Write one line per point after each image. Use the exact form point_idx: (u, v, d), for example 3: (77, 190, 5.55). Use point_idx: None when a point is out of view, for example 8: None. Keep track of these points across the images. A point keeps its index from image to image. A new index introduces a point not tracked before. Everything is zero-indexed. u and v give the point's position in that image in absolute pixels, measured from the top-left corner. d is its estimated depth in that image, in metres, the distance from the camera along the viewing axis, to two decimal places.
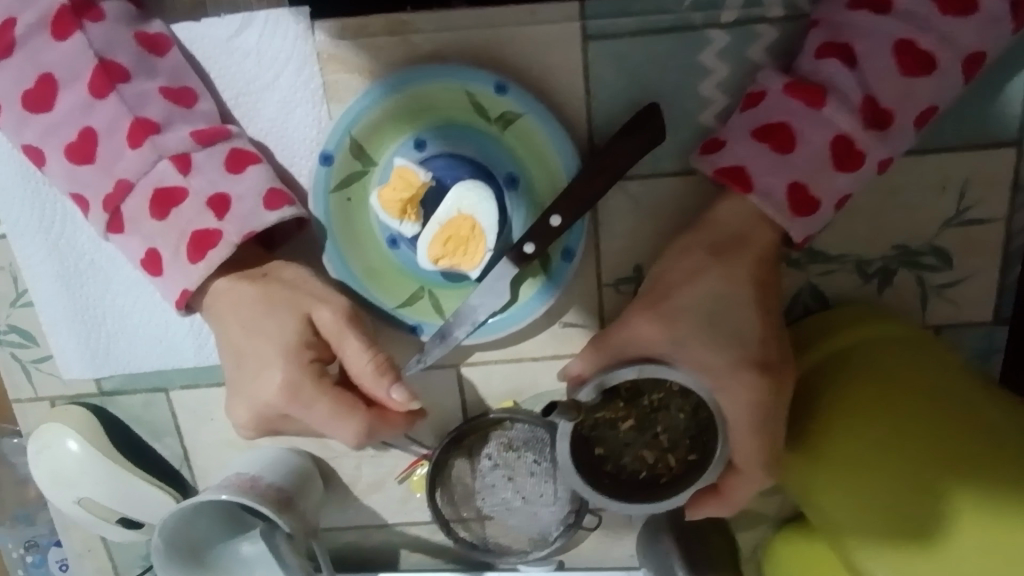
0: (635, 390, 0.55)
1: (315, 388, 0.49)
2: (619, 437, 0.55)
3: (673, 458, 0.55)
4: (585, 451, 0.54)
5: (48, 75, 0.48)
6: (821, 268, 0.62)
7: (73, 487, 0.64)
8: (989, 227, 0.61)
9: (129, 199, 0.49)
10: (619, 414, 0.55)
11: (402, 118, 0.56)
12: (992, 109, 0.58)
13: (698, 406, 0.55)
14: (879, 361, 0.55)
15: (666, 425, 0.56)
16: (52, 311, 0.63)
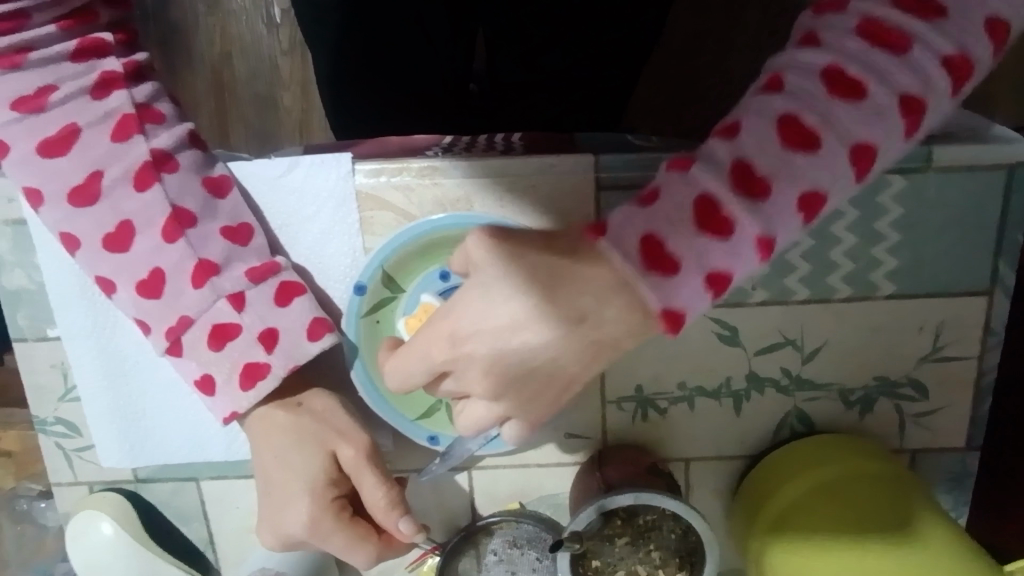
0: (632, 512, 0.60)
1: (334, 521, 0.56)
2: (614, 554, 0.60)
3: (663, 574, 0.59)
4: (580, 564, 0.59)
5: (127, 221, 0.54)
6: (808, 394, 0.67)
7: (107, 569, 0.69)
8: (962, 364, 0.66)
9: (189, 332, 0.54)
10: (615, 531, 0.60)
11: (429, 254, 0.62)
12: (968, 262, 0.63)
13: (688, 529, 0.60)
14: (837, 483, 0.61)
15: (658, 543, 0.60)
16: (96, 405, 0.68)
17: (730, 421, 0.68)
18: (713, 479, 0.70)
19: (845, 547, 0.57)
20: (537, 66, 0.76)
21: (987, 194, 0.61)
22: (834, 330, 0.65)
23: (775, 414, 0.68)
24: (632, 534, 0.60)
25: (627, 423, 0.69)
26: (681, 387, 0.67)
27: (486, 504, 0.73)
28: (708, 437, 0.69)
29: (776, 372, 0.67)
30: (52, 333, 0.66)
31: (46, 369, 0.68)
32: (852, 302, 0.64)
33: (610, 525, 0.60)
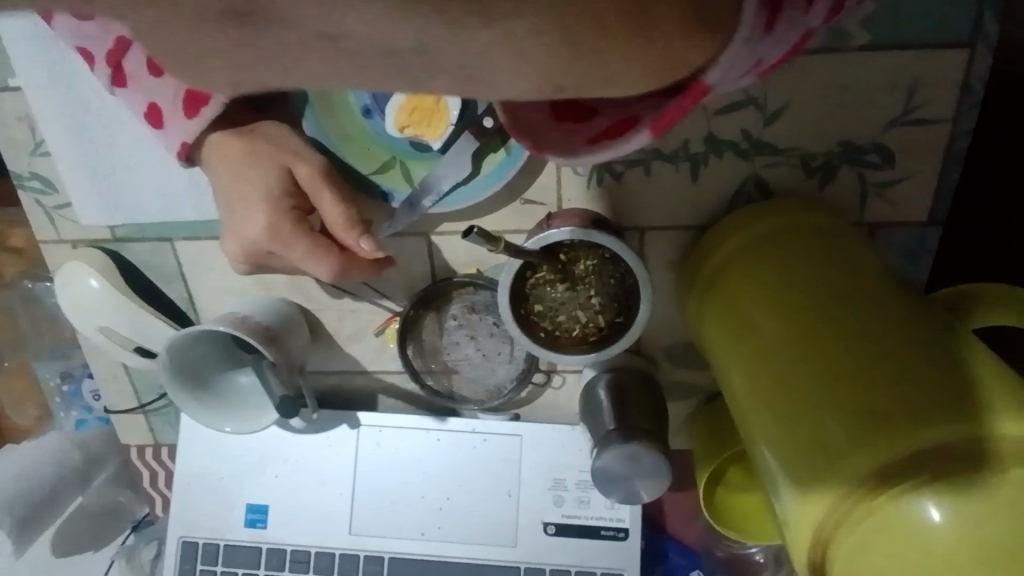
0: (572, 256, 0.62)
1: (293, 230, 0.62)
2: (556, 296, 0.62)
3: (602, 319, 0.62)
4: (523, 307, 0.62)
5: None
6: (766, 159, 0.66)
7: (96, 316, 0.74)
8: (932, 128, 0.63)
9: (129, 57, 0.59)
10: (556, 276, 0.62)
11: None
12: (954, 7, 0.58)
13: (621, 272, 0.62)
14: (778, 317, 0.53)
15: (598, 289, 0.62)
16: (69, 162, 0.70)
17: (685, 188, 0.68)
18: (665, 250, 0.71)
19: (767, 271, 0.58)
20: None
21: None
22: (800, 88, 0.62)
23: (731, 182, 0.67)
24: (566, 279, 0.62)
25: (583, 188, 0.68)
26: (637, 150, 0.66)
27: (446, 272, 0.75)
28: (663, 205, 0.69)
29: (735, 134, 0.65)
30: (14, 83, 0.67)
31: (15, 122, 0.69)
32: (821, 53, 0.61)
33: (551, 265, 0.61)
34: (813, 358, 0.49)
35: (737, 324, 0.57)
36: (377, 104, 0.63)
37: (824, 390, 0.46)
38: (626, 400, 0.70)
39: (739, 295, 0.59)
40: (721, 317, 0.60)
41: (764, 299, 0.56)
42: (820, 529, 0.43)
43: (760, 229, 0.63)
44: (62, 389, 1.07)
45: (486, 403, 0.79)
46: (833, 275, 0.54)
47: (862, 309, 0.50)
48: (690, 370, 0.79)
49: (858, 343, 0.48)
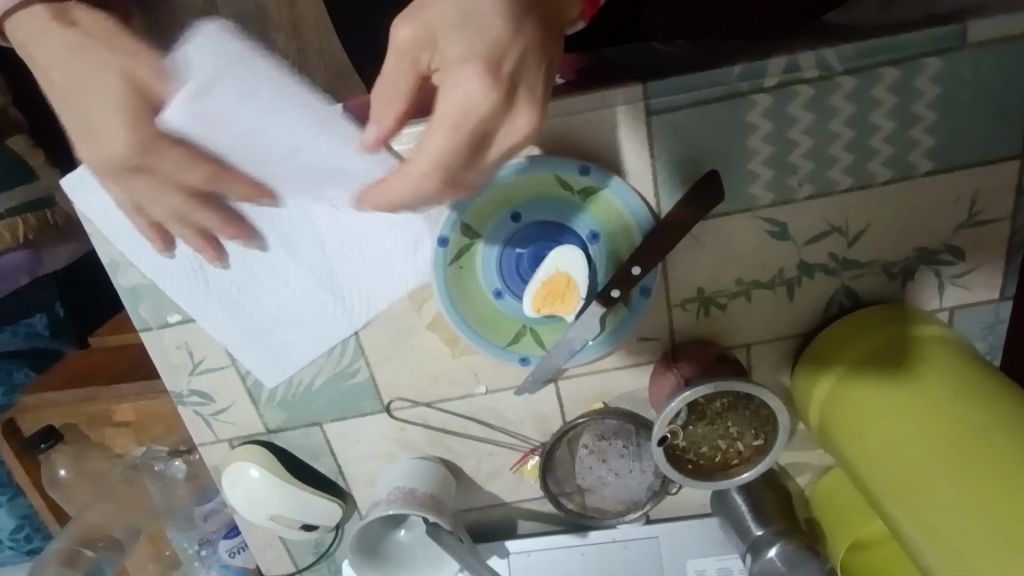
0: (709, 398, 0.69)
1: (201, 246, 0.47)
2: (700, 433, 0.70)
3: (742, 444, 0.70)
4: (670, 447, 0.69)
5: None
6: (853, 273, 0.74)
7: (265, 506, 0.80)
8: (995, 226, 0.72)
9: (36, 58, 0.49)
10: (697, 416, 0.70)
11: (500, 201, 0.67)
12: (1001, 131, 0.67)
13: (750, 402, 0.70)
14: (902, 447, 0.64)
15: (735, 420, 0.70)
16: (233, 365, 0.77)
17: (785, 306, 0.76)
18: (771, 357, 0.79)
19: (882, 388, 0.68)
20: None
21: (1017, 64, 0.63)
22: (876, 214, 0.71)
23: (823, 296, 0.75)
24: (705, 415, 0.70)
25: (691, 320, 0.76)
26: (738, 283, 0.74)
27: (572, 407, 0.82)
28: (765, 323, 0.77)
29: (824, 257, 0.73)
30: (173, 318, 0.74)
31: (174, 350, 0.76)
32: (893, 183, 0.69)
33: (693, 408, 0.69)
34: (944, 486, 0.60)
35: (870, 443, 0.67)
36: (509, 288, 0.70)
37: (964, 519, 0.57)
38: (758, 496, 0.78)
39: (861, 415, 0.68)
40: (848, 434, 0.69)
41: (882, 425, 0.66)
42: None
43: (859, 343, 0.72)
44: (200, 554, 1.12)
45: (624, 515, 0.86)
46: (949, 397, 0.64)
47: (987, 434, 0.60)
48: (802, 451, 0.87)
49: (977, 470, 0.59)
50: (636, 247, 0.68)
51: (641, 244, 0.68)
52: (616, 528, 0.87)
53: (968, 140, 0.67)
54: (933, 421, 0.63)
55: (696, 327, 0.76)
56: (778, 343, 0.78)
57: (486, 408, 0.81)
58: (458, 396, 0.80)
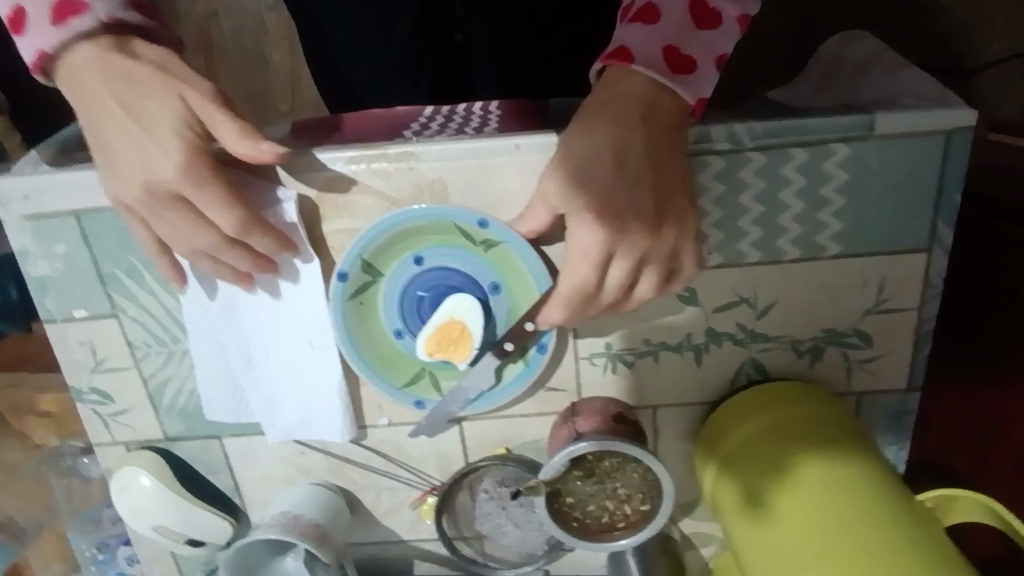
0: (599, 456, 0.69)
1: (204, 172, 0.59)
2: (587, 488, 0.69)
3: (629, 507, 0.69)
4: (555, 500, 0.68)
5: (19, 8, 0.57)
6: (761, 346, 0.74)
7: (150, 517, 0.78)
8: (904, 315, 0.72)
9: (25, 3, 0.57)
10: (585, 473, 0.69)
11: (401, 245, 0.68)
12: (907, 223, 0.68)
13: (638, 466, 0.70)
14: (780, 506, 0.64)
15: (623, 481, 0.69)
16: (136, 368, 0.77)
17: (692, 371, 0.75)
18: (678, 422, 0.79)
19: (763, 464, 0.67)
20: (509, 52, 0.87)
21: (923, 161, 0.65)
22: (784, 289, 0.71)
23: (732, 365, 0.75)
24: (593, 473, 0.70)
25: (599, 375, 0.76)
26: (645, 343, 0.74)
27: (475, 449, 0.81)
28: (672, 387, 0.76)
29: (732, 327, 0.73)
30: (78, 314, 0.74)
31: (77, 346, 0.75)
32: (802, 262, 0.70)
33: (582, 463, 0.69)
34: (813, 549, 0.59)
35: (750, 522, 0.66)
36: (408, 329, 0.70)
37: None
38: (650, 562, 0.77)
39: (755, 496, 0.66)
40: (742, 517, 0.67)
41: (767, 483, 0.66)
42: None
43: (766, 408, 0.72)
44: (97, 558, 1.09)
45: (520, 567, 0.84)
46: (833, 487, 0.62)
47: (849, 508, 0.60)
48: (708, 522, 0.85)
49: (842, 534, 0.58)
50: (534, 303, 0.68)
51: (539, 300, 0.68)
52: None
53: (874, 227, 0.68)
54: (815, 484, 0.63)
55: (604, 382, 0.76)
56: (686, 406, 0.78)
57: (388, 441, 0.79)
58: (362, 426, 0.78)
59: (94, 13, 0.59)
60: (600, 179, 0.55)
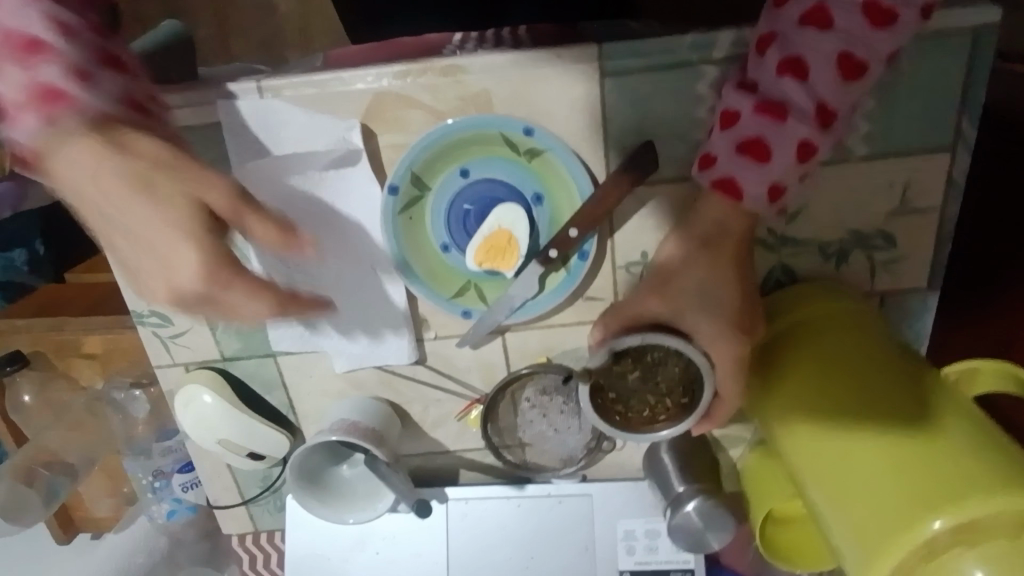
0: (639, 353, 0.73)
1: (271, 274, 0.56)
2: (636, 385, 0.75)
3: (669, 401, 0.74)
4: (600, 395, 0.74)
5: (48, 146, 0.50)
6: (790, 251, 0.78)
7: (214, 430, 0.83)
8: (927, 216, 0.76)
9: (5, 90, 0.46)
10: (627, 368, 0.75)
11: (449, 157, 0.71)
12: (934, 125, 0.71)
13: (684, 364, 0.73)
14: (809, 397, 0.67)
15: (664, 376, 0.74)
16: None
17: None
18: None
19: (792, 362, 0.71)
20: None
21: (952, 62, 0.67)
22: (814, 193, 0.75)
23: (762, 270, 0.79)
24: (642, 371, 0.74)
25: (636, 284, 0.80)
26: None
27: (517, 360, 0.85)
28: None
29: (762, 232, 0.77)
30: None
31: None
32: (830, 165, 0.73)
33: (631, 361, 0.74)
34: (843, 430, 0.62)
35: (779, 414, 0.69)
36: (456, 242, 0.74)
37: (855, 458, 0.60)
38: (683, 456, 0.83)
39: (783, 391, 0.70)
40: (772, 412, 0.70)
41: (795, 377, 0.69)
42: None
43: (794, 313, 0.75)
44: (153, 485, 1.15)
45: (561, 470, 0.90)
46: (863, 374, 0.66)
47: (875, 392, 0.64)
48: (736, 423, 0.90)
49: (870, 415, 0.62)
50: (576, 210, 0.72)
51: (581, 207, 0.71)
52: (552, 483, 0.91)
53: (902, 129, 0.71)
54: (842, 374, 0.67)
55: None
56: None
57: (435, 354, 0.84)
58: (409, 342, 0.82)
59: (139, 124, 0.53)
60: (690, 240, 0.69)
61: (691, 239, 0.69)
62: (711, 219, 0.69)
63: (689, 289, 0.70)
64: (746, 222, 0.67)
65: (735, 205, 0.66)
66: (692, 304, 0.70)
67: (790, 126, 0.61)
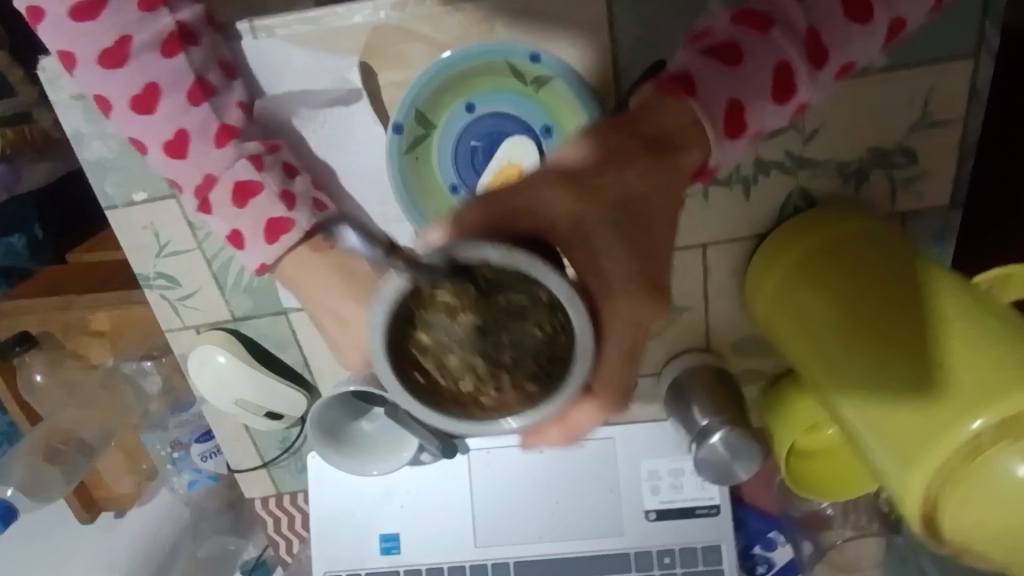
0: (493, 287, 0.45)
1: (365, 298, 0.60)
2: (450, 331, 0.45)
3: (507, 378, 0.47)
4: (402, 336, 0.45)
5: (208, 176, 0.62)
6: (808, 173, 0.76)
7: (231, 390, 0.82)
8: (948, 128, 0.73)
9: (215, 189, 0.62)
10: (462, 306, 0.45)
11: (453, 91, 0.68)
12: (955, 29, 0.68)
13: (562, 329, 0.46)
14: (826, 322, 0.65)
15: (513, 339, 0.46)
16: (200, 249, 0.79)
17: (741, 205, 0.77)
18: (728, 258, 0.81)
19: (808, 290, 0.69)
20: None
21: None
22: (832, 111, 0.72)
23: (779, 195, 0.77)
24: (499, 321, 0.46)
25: None
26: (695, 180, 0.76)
27: None
28: (720, 223, 0.79)
29: (779, 155, 0.75)
30: (138, 197, 0.75)
31: (140, 230, 0.77)
32: (849, 81, 0.70)
33: (491, 301, 0.45)
34: (864, 348, 0.61)
35: (801, 346, 0.68)
36: (464, 182, 0.72)
37: (881, 373, 0.59)
38: (703, 392, 0.82)
39: (800, 321, 0.69)
40: (795, 345, 0.69)
41: (809, 304, 0.68)
42: (927, 492, 0.52)
43: (806, 242, 0.73)
44: (172, 456, 1.15)
45: None
46: (874, 288, 0.64)
47: (889, 304, 0.62)
48: (757, 357, 0.89)
49: (889, 328, 0.61)
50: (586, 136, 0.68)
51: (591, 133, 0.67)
52: (573, 427, 0.90)
53: (922, 35, 0.68)
54: (855, 291, 0.65)
55: None
56: (735, 241, 0.80)
57: None
58: None
59: (267, 194, 0.62)
60: (626, 146, 0.50)
61: (628, 135, 0.50)
62: (665, 123, 0.50)
63: (615, 199, 0.49)
64: (697, 151, 0.51)
65: (685, 108, 0.50)
66: (608, 223, 0.49)
67: (781, 44, 0.51)
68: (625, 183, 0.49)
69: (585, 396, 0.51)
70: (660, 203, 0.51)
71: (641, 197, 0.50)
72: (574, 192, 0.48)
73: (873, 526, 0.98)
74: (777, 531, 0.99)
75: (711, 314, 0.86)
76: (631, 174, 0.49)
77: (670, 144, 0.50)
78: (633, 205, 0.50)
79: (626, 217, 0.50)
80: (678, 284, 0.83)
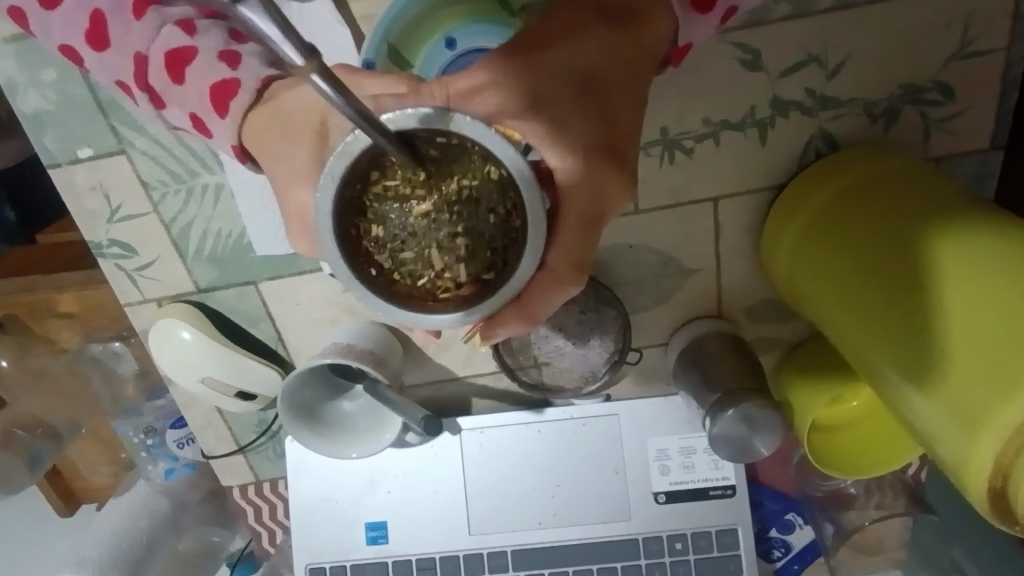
0: (443, 159, 0.38)
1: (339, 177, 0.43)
2: (404, 222, 0.39)
3: (465, 268, 0.39)
4: (355, 223, 0.38)
5: (140, 54, 0.52)
6: (831, 114, 0.68)
7: (196, 368, 0.75)
8: (990, 59, 0.65)
9: (152, 72, 0.53)
10: (415, 188, 0.38)
11: (430, 25, 0.60)
12: None
13: (515, 210, 0.39)
14: (850, 283, 0.58)
15: (470, 225, 0.39)
16: (156, 213, 0.71)
17: (755, 152, 0.69)
18: (741, 214, 0.73)
19: (827, 248, 0.62)
20: None
21: None
22: (859, 41, 0.64)
23: (799, 140, 0.69)
24: (452, 208, 0.39)
25: (655, 167, 0.70)
26: (705, 124, 0.68)
27: None
28: (732, 173, 0.71)
29: (800, 93, 0.66)
30: (83, 153, 0.67)
31: (88, 192, 0.69)
32: (877, 4, 0.62)
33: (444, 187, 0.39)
34: (892, 305, 0.54)
35: (829, 317, 0.61)
36: None
37: (914, 330, 0.51)
38: (713, 362, 0.75)
39: (824, 287, 0.61)
40: (823, 313, 0.62)
41: (831, 266, 0.61)
42: (1001, 458, 0.44)
43: (817, 196, 0.66)
44: (146, 444, 1.08)
45: (582, 389, 0.81)
46: (889, 235, 0.57)
47: (909, 248, 0.55)
48: (773, 325, 0.82)
49: (912, 276, 0.53)
50: None
51: None
52: (572, 404, 0.83)
53: None
54: (871, 241, 0.58)
55: (660, 175, 0.70)
56: (750, 194, 0.72)
57: None
58: None
59: (207, 53, 0.51)
60: (581, 22, 0.45)
61: (583, 14, 0.45)
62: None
63: (569, 74, 0.42)
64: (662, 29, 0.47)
65: None
66: (560, 101, 0.41)
67: None
68: (584, 54, 0.43)
69: (539, 277, 0.41)
70: (627, 75, 0.44)
71: (605, 68, 0.44)
72: (520, 62, 0.42)
73: (899, 505, 0.91)
74: (795, 512, 0.93)
75: (724, 276, 0.78)
76: (591, 48, 0.44)
77: (633, 18, 0.46)
78: (601, 74, 0.43)
79: (595, 81, 0.43)
80: (687, 243, 0.75)
